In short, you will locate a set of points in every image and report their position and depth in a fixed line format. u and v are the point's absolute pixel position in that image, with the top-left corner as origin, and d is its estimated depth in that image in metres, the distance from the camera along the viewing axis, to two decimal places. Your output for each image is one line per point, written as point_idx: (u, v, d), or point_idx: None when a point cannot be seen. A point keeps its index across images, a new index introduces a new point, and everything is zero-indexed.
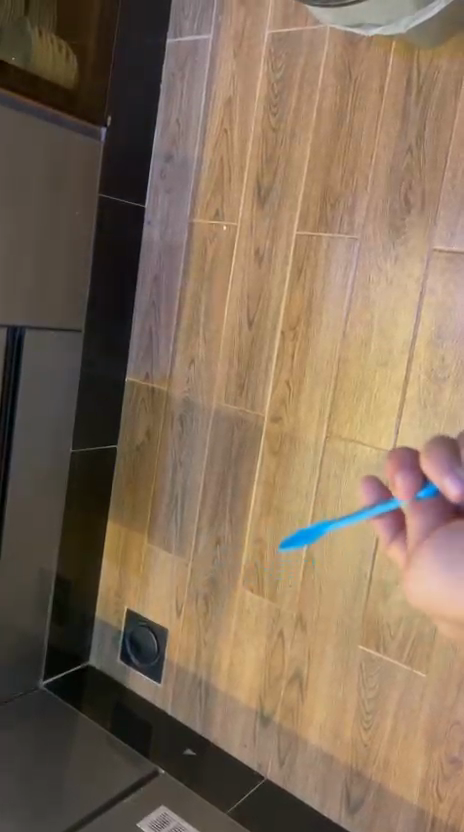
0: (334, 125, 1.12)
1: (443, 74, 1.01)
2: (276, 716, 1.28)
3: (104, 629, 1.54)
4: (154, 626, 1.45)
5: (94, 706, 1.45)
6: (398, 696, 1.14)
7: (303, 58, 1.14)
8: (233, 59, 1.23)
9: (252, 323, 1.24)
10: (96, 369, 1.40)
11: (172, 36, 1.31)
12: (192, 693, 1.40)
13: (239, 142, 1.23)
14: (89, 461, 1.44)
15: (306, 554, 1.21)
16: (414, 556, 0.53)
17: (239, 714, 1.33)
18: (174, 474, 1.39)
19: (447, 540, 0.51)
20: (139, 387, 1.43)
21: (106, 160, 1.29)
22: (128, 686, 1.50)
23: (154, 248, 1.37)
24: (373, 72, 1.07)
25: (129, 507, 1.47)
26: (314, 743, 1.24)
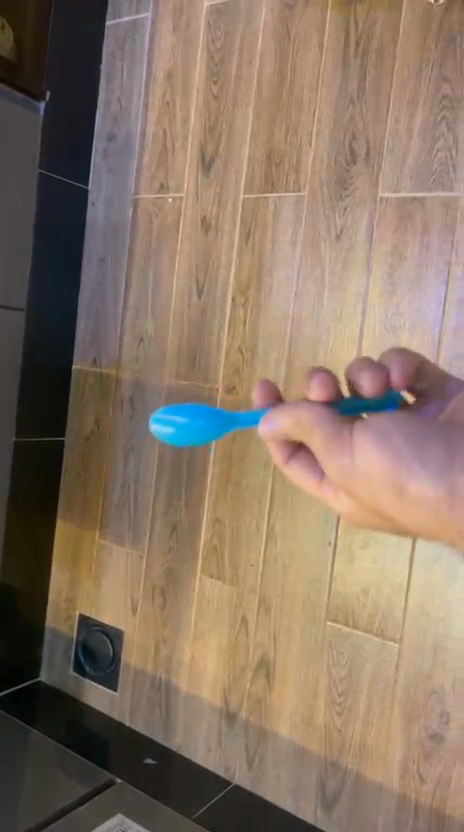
0: (276, 86, 1.11)
1: (380, 25, 1.02)
2: (242, 712, 1.19)
3: (55, 639, 1.42)
4: (109, 630, 1.34)
5: (44, 722, 1.32)
6: (371, 671, 1.06)
7: (242, 25, 1.15)
8: (173, 33, 1.23)
9: (201, 292, 1.21)
10: (41, 354, 1.33)
11: (111, 18, 1.31)
12: (151, 699, 1.29)
13: (181, 113, 1.22)
14: (34, 454, 1.35)
15: (267, 528, 1.15)
16: (350, 443, 0.52)
17: (202, 715, 1.23)
18: (126, 461, 1.31)
19: (393, 431, 0.50)
20: (87, 373, 1.36)
21: (46, 135, 1.26)
22: (83, 699, 1.38)
23: (99, 229, 1.34)
24: (311, 32, 1.08)
25: (79, 504, 1.38)
26: (285, 737, 1.15)
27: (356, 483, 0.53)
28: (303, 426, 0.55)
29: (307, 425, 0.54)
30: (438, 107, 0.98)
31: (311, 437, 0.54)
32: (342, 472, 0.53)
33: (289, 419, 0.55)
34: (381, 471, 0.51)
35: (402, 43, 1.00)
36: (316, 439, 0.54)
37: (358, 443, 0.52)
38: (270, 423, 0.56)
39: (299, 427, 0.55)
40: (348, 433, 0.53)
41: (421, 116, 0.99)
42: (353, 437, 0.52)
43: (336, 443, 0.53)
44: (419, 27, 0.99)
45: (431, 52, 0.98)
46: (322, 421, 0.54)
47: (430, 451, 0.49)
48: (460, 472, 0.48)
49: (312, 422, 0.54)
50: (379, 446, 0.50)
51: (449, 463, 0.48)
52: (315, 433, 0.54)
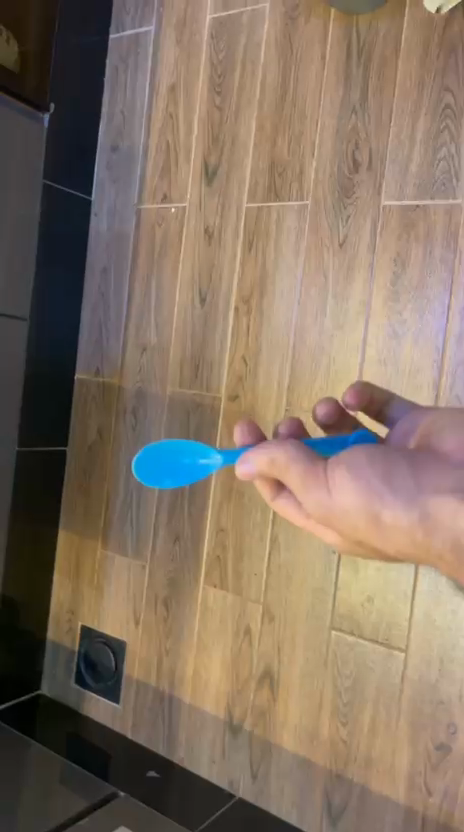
0: (278, 97, 1.12)
1: (382, 36, 1.03)
2: (246, 724, 1.17)
3: (56, 651, 1.41)
4: (111, 641, 1.32)
5: (46, 736, 1.30)
6: (376, 681, 1.05)
7: (244, 37, 1.16)
8: (176, 46, 1.24)
9: (203, 302, 1.21)
10: (44, 363, 1.33)
11: (115, 32, 1.33)
12: (154, 712, 1.27)
13: (185, 124, 1.23)
14: (36, 464, 1.34)
15: (270, 537, 1.14)
16: (326, 479, 0.51)
17: (205, 728, 1.22)
18: (128, 471, 1.31)
19: (368, 462, 0.49)
20: (89, 383, 1.36)
21: (50, 146, 1.27)
22: (85, 712, 1.36)
23: (103, 240, 1.35)
24: (314, 44, 1.09)
25: (81, 515, 1.37)
26: (290, 749, 1.13)
27: (338, 517, 0.51)
28: (280, 464, 0.53)
29: (281, 463, 0.53)
30: (441, 116, 0.99)
31: (290, 474, 0.53)
32: (320, 508, 0.52)
33: (265, 458, 0.54)
34: (358, 503, 0.49)
35: (404, 54, 1.01)
36: (295, 478, 0.53)
37: (333, 478, 0.50)
38: (245, 466, 0.55)
39: (275, 466, 0.54)
40: (324, 467, 0.52)
41: (423, 125, 1.00)
42: (329, 471, 0.51)
43: (314, 480, 0.52)
44: (420, 37, 1.00)
45: (433, 62, 0.99)
46: (296, 456, 0.53)
47: (402, 480, 0.47)
48: (434, 494, 0.46)
49: (287, 458, 0.53)
50: (350, 477, 0.49)
51: (424, 488, 0.46)
52: (294, 470, 0.53)
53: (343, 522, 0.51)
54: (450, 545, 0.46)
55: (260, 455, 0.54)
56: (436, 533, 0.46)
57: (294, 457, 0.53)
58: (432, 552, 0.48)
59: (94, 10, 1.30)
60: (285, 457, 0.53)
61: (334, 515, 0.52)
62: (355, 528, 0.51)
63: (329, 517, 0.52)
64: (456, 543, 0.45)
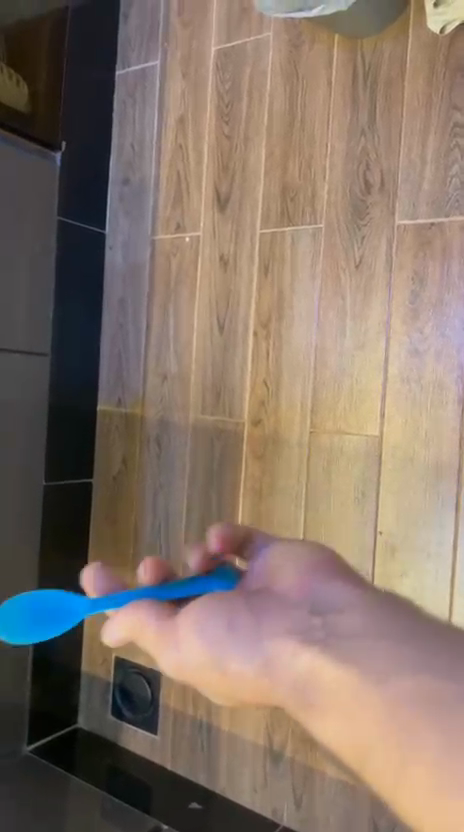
0: (286, 122, 1.14)
1: (387, 58, 1.05)
2: (287, 751, 1.16)
3: (91, 684, 1.40)
4: (146, 671, 1.31)
5: (86, 773, 1.29)
6: None
7: (250, 66, 1.18)
8: (182, 78, 1.26)
9: (222, 328, 1.21)
10: (66, 396, 1.33)
11: (121, 67, 1.34)
12: (192, 742, 1.26)
13: (194, 154, 1.24)
14: (63, 497, 1.35)
15: None
16: (175, 636, 0.57)
17: (246, 756, 1.20)
18: (155, 499, 1.31)
19: (207, 620, 0.56)
20: (112, 414, 1.37)
21: (63, 182, 1.29)
22: (122, 746, 1.35)
23: (118, 270, 1.35)
24: (319, 69, 1.11)
25: (110, 545, 1.37)
26: (332, 775, 1.12)
27: (212, 678, 0.56)
28: (125, 631, 0.60)
29: (151, 634, 0.59)
30: (450, 134, 0.99)
31: (163, 647, 0.58)
32: (175, 665, 0.58)
33: (114, 624, 0.60)
34: (224, 652, 0.54)
35: (411, 75, 1.02)
36: (171, 647, 0.58)
37: (194, 628, 0.56)
38: (110, 637, 0.61)
39: (138, 634, 0.60)
40: (172, 621, 0.58)
41: (433, 144, 1.00)
42: (183, 630, 0.57)
43: (180, 644, 0.57)
44: (425, 58, 1.02)
45: (440, 81, 1.00)
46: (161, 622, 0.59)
47: (246, 627, 0.54)
48: (274, 638, 0.52)
49: (138, 620, 0.59)
50: (200, 631, 0.56)
51: (263, 634, 0.53)
52: (139, 632, 0.60)
53: (199, 677, 0.57)
54: (294, 696, 0.49)
55: (112, 626, 0.60)
56: (289, 674, 0.50)
57: (155, 620, 0.59)
58: (289, 702, 0.50)
59: (100, 48, 1.33)
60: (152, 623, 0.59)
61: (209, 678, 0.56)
62: (213, 681, 0.56)
63: (210, 678, 0.56)
64: (295, 690, 0.49)
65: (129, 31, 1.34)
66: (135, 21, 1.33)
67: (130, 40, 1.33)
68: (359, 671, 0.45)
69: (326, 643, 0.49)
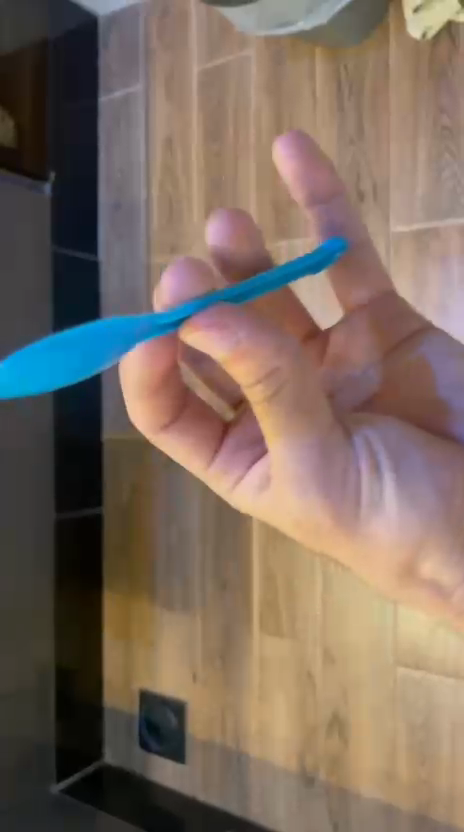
0: (274, 136, 1.13)
1: (371, 67, 1.04)
2: (320, 774, 1.11)
3: (115, 718, 1.37)
4: (171, 701, 1.28)
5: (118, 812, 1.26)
6: (450, 715, 1.00)
7: (233, 83, 1.18)
8: (166, 100, 1.26)
9: None
10: (70, 427, 1.32)
11: (105, 94, 1.35)
12: (223, 772, 1.22)
13: (184, 174, 1.24)
14: (74, 529, 1.33)
15: (321, 577, 1.11)
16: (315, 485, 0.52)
17: (278, 783, 1.16)
18: (168, 523, 1.29)
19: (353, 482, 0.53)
20: (118, 441, 1.36)
21: (54, 212, 1.28)
22: (152, 779, 1.31)
23: (115, 295, 1.35)
24: (303, 82, 1.10)
25: (125, 573, 1.35)
26: (369, 797, 1.07)
27: (314, 512, 0.52)
28: (282, 361, 0.45)
29: (265, 412, 0.47)
30: (440, 137, 0.98)
31: (279, 455, 0.50)
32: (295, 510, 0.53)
33: (240, 322, 0.43)
34: (365, 501, 0.53)
35: (395, 81, 1.02)
36: (280, 455, 0.50)
37: (343, 480, 0.52)
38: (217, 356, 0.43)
39: (243, 361, 0.44)
40: (335, 455, 0.51)
41: (423, 149, 1.00)
42: (335, 470, 0.51)
43: (312, 475, 0.51)
44: (409, 63, 1.01)
45: (425, 85, 1.00)
46: (293, 434, 0.49)
47: (405, 482, 0.53)
48: (431, 507, 0.54)
49: (226, 327, 0.43)
50: (368, 477, 0.52)
51: (420, 505, 0.54)
52: (296, 377, 0.46)
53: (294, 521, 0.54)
54: (402, 554, 0.55)
55: (221, 336, 0.42)
56: (408, 538, 0.54)
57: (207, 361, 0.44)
58: (370, 558, 0.55)
59: (82, 78, 1.33)
60: (285, 397, 0.46)
61: (313, 511, 0.52)
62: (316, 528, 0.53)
63: (290, 509, 0.53)
64: (406, 548, 0.55)
65: (110, 57, 1.34)
66: (115, 47, 1.33)
67: (112, 67, 1.34)
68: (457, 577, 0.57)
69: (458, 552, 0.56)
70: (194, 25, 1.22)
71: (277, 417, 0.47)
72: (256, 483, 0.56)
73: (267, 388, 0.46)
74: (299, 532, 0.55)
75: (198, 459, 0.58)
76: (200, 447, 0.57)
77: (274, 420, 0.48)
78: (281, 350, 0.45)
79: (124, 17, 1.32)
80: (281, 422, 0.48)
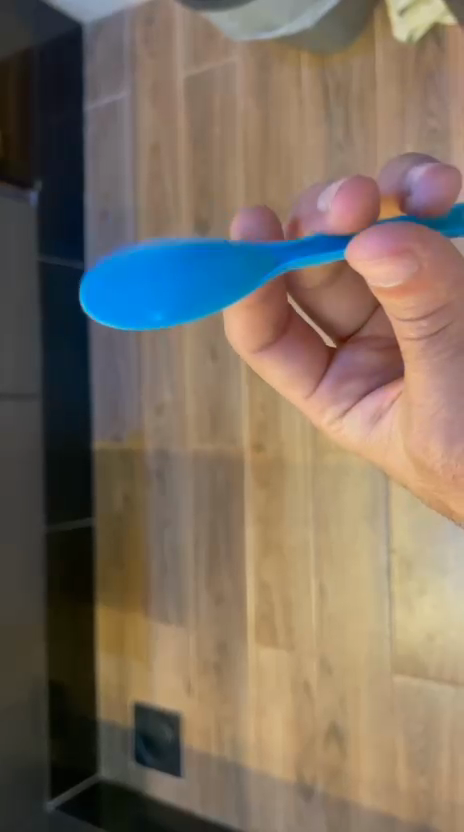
0: (262, 142, 1.12)
1: (358, 71, 1.04)
2: (319, 785, 1.10)
3: (111, 732, 1.34)
4: (167, 714, 1.26)
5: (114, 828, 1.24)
6: (450, 722, 0.98)
7: (219, 88, 1.17)
8: (152, 106, 1.25)
9: (215, 354, 1.19)
10: (60, 438, 1.31)
11: (90, 102, 1.34)
12: (220, 785, 1.20)
13: (171, 180, 1.23)
14: (65, 541, 1.31)
15: (316, 585, 1.09)
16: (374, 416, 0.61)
17: (277, 796, 1.14)
18: (161, 533, 1.27)
19: None
20: (109, 450, 1.34)
21: (41, 222, 1.28)
22: (149, 794, 1.28)
23: None
24: (290, 86, 1.10)
25: (117, 585, 1.33)
26: (368, 807, 1.05)
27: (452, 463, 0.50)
28: (462, 306, 0.43)
29: (415, 359, 0.46)
30: (428, 141, 0.98)
31: (429, 402, 0.47)
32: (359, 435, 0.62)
33: (421, 245, 0.39)
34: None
35: (383, 85, 1.01)
36: (427, 406, 0.48)
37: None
38: (388, 282, 0.40)
39: (413, 291, 0.41)
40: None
41: (412, 152, 0.99)
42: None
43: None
44: (396, 67, 1.01)
45: (412, 89, 0.99)
46: (456, 381, 0.46)
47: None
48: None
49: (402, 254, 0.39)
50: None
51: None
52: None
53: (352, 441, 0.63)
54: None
55: (395, 263, 0.39)
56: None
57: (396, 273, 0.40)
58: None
59: (68, 86, 1.32)
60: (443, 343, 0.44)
61: (448, 462, 0.50)
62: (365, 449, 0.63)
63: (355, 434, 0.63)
64: None
65: (95, 64, 1.33)
66: (101, 55, 1.32)
67: (98, 74, 1.33)
68: None
69: None
70: (179, 31, 1.22)
71: (441, 362, 0.45)
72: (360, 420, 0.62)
73: (425, 332, 0.44)
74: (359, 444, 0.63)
75: (301, 387, 0.63)
76: (303, 375, 0.62)
77: (431, 364, 0.45)
78: (453, 288, 0.42)
79: (108, 25, 1.31)
80: (442, 372, 0.45)
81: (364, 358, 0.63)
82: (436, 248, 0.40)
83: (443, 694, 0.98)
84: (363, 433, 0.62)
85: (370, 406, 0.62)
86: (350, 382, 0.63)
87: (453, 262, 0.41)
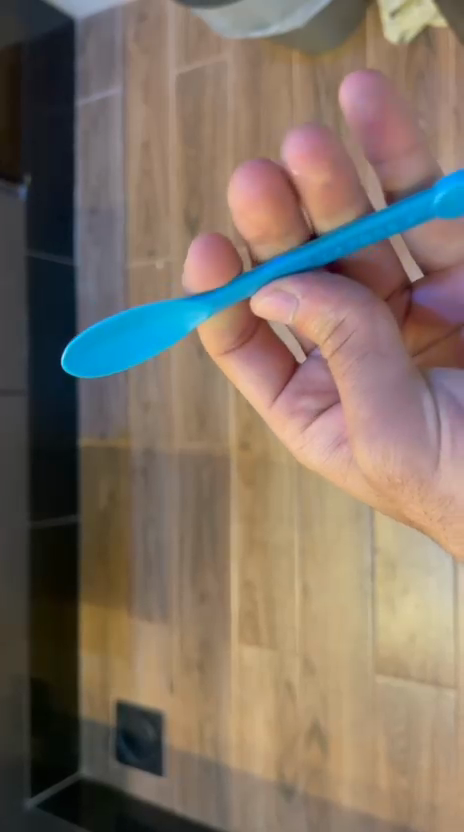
0: (253, 141, 1.12)
1: (348, 72, 1.04)
2: (300, 784, 1.10)
3: (93, 731, 1.34)
4: (149, 712, 1.25)
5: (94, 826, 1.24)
6: (431, 722, 0.99)
7: (210, 86, 1.17)
8: (143, 103, 1.25)
9: (202, 352, 1.19)
10: (47, 435, 1.30)
11: (82, 97, 1.33)
12: (201, 784, 1.19)
13: (161, 178, 1.23)
14: (50, 538, 1.31)
15: (300, 585, 1.09)
16: (336, 440, 0.62)
17: (257, 795, 1.14)
18: (146, 531, 1.27)
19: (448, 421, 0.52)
20: (95, 447, 1.34)
21: (30, 217, 1.27)
22: (129, 793, 1.28)
23: (92, 301, 1.33)
24: (281, 84, 1.10)
25: (101, 584, 1.33)
26: (348, 807, 1.05)
27: (392, 463, 0.51)
28: (356, 316, 0.49)
29: (338, 371, 0.50)
30: None
31: (354, 407, 0.50)
32: (322, 460, 0.63)
33: (293, 285, 0.49)
34: (447, 446, 0.51)
35: None
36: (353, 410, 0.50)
37: (421, 427, 0.51)
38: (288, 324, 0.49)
39: (310, 321, 0.49)
40: (413, 402, 0.50)
41: None
42: (409, 416, 0.50)
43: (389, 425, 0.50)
44: (387, 68, 1.01)
45: (403, 90, 1.00)
46: (369, 375, 0.49)
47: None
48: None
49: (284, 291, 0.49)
50: (446, 422, 0.51)
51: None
52: (371, 324, 0.49)
53: (319, 467, 0.64)
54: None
55: (281, 303, 0.48)
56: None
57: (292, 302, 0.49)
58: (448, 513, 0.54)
59: (59, 82, 1.32)
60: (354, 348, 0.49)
61: (388, 463, 0.51)
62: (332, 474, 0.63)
63: (319, 463, 0.64)
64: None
65: (87, 60, 1.33)
66: (92, 51, 1.32)
67: (89, 70, 1.32)
68: None
69: None
70: (171, 29, 1.21)
71: (356, 367, 0.49)
72: (325, 444, 0.63)
73: (333, 344, 0.49)
74: (326, 472, 0.64)
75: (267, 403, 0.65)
76: (268, 387, 0.64)
77: (346, 369, 0.49)
78: (339, 304, 0.49)
79: (100, 23, 1.31)
80: (357, 371, 0.49)
81: (318, 376, 0.64)
82: (306, 282, 0.49)
83: (426, 693, 0.99)
84: (329, 449, 0.63)
85: (331, 422, 0.63)
86: (308, 397, 0.64)
87: (328, 287, 0.49)
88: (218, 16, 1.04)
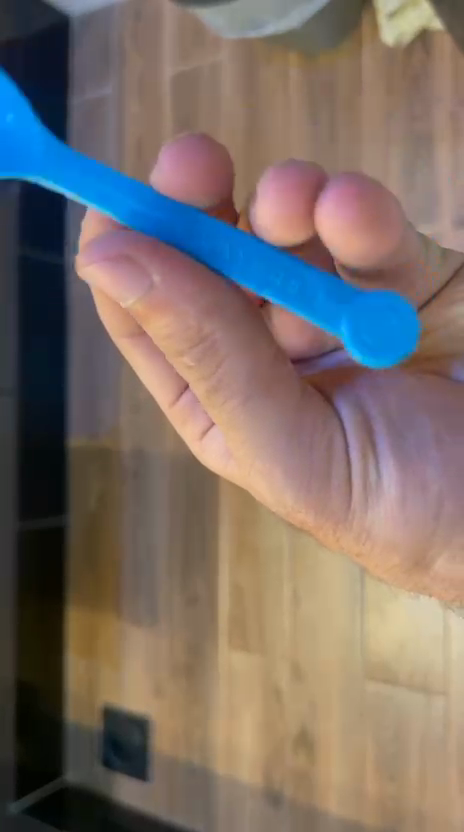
0: (246, 142, 1.11)
1: (344, 75, 1.04)
2: (287, 791, 1.09)
3: (78, 736, 1.32)
4: (136, 717, 1.24)
5: None
6: (419, 731, 0.98)
7: (206, 85, 1.16)
8: (138, 101, 1.24)
9: None
10: (36, 435, 1.28)
11: (77, 94, 1.32)
12: (187, 790, 1.18)
13: None
14: (38, 539, 1.29)
15: (291, 589, 1.08)
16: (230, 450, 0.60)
17: (244, 801, 1.12)
18: (135, 533, 1.25)
19: (366, 444, 0.49)
20: (86, 448, 1.32)
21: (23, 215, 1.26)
22: (115, 798, 1.26)
23: (85, 300, 1.32)
24: (275, 86, 1.09)
25: (90, 586, 1.31)
26: (336, 815, 1.04)
27: (298, 505, 0.48)
28: (226, 345, 0.41)
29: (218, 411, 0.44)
30: (412, 145, 0.98)
31: (249, 454, 0.46)
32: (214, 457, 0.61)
33: (152, 258, 0.38)
34: (359, 483, 0.49)
35: (368, 89, 1.02)
36: (249, 455, 0.46)
37: (325, 466, 0.47)
38: (128, 303, 0.38)
39: (162, 315, 0.39)
40: (314, 438, 0.46)
41: (397, 157, 0.99)
42: (314, 457, 0.47)
43: (293, 468, 0.46)
44: (383, 70, 1.01)
45: (399, 93, 0.99)
46: (260, 420, 0.44)
47: (399, 457, 0.49)
48: (442, 485, 0.49)
49: (137, 265, 0.37)
50: (358, 457, 0.48)
51: (433, 479, 0.49)
52: (248, 357, 0.41)
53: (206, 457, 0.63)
54: (410, 544, 0.51)
55: (129, 278, 0.37)
56: (421, 520, 0.50)
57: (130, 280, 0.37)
58: (368, 549, 0.52)
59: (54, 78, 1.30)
60: (228, 384, 0.42)
61: (297, 508, 0.49)
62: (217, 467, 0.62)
63: (213, 454, 0.61)
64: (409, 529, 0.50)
65: (84, 56, 1.32)
66: (88, 49, 1.31)
67: (85, 68, 1.31)
68: (419, 530, 0.51)
69: (419, 496, 0.50)
70: (168, 28, 1.21)
71: (240, 411, 0.43)
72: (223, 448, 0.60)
73: (206, 368, 0.41)
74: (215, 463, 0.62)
75: (165, 393, 0.59)
76: (169, 381, 0.58)
77: (232, 414, 0.43)
78: (212, 315, 0.40)
79: (97, 20, 1.30)
80: (242, 416, 0.43)
81: None
82: (172, 260, 0.38)
83: (418, 699, 0.98)
84: (226, 456, 0.60)
85: None
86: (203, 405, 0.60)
87: (201, 281, 0.39)
88: (213, 16, 1.03)
